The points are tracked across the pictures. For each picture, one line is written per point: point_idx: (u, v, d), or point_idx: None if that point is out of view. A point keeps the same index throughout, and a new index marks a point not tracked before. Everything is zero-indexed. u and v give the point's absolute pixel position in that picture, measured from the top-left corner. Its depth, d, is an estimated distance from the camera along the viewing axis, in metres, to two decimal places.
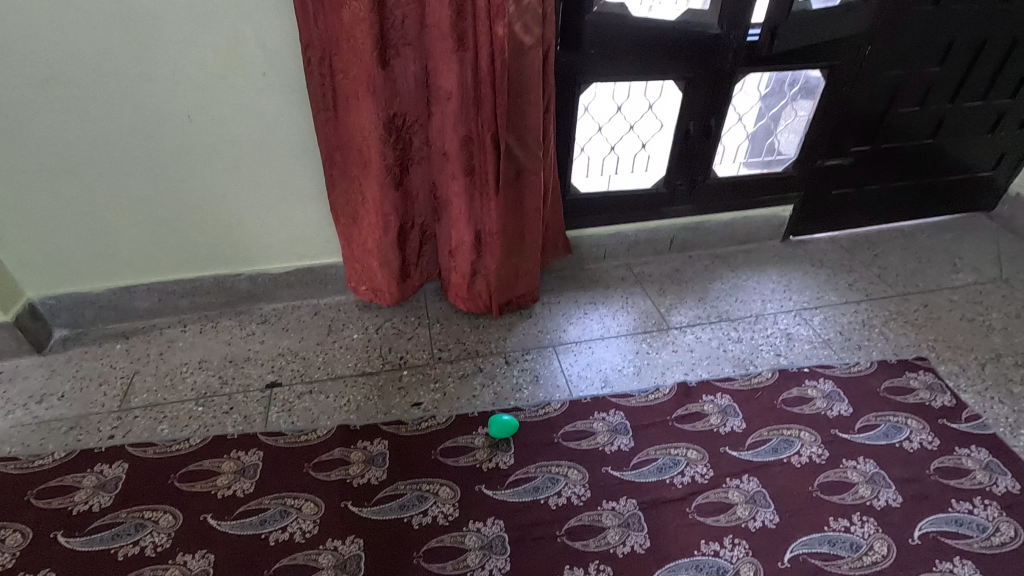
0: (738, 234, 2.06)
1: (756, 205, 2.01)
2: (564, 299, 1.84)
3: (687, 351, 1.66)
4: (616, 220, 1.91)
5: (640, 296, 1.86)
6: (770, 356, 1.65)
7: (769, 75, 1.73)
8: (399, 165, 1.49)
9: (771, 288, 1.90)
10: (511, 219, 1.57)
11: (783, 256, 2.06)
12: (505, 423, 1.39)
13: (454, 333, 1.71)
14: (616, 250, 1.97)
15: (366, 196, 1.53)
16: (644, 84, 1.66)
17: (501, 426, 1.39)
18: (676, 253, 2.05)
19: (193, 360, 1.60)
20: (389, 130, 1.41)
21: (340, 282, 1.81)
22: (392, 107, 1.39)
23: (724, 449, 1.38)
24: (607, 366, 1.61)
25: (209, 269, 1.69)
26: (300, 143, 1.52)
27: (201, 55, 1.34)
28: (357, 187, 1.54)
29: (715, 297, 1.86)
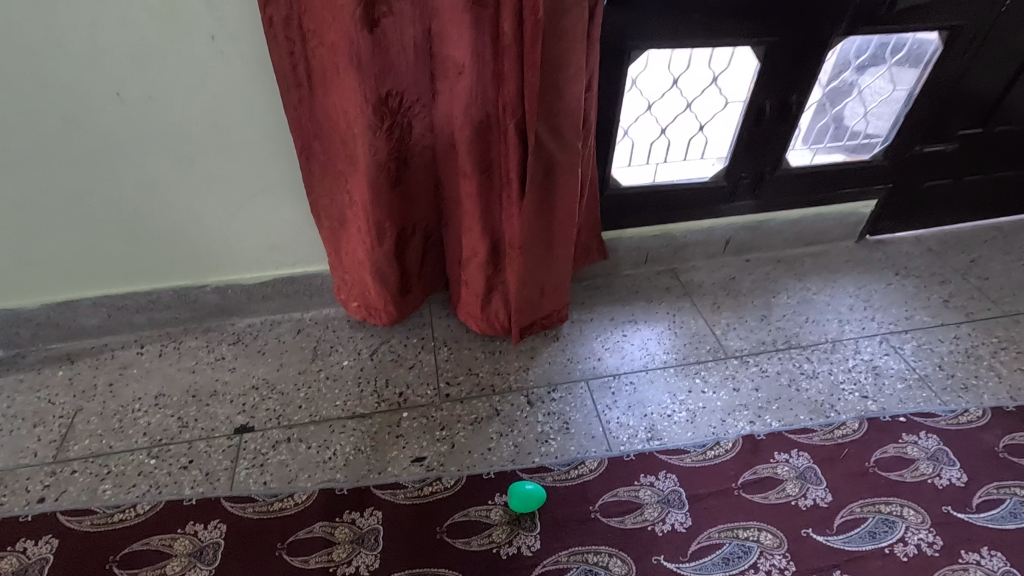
0: (807, 233, 1.71)
1: (832, 200, 1.65)
2: (597, 317, 1.52)
3: (751, 390, 1.35)
4: (662, 219, 1.57)
5: (689, 314, 1.54)
6: (855, 400, 1.33)
7: (869, 38, 1.36)
8: (396, 161, 1.15)
9: (849, 305, 1.57)
10: (538, 228, 1.24)
11: (861, 260, 1.71)
12: (530, 492, 1.11)
13: (465, 361, 1.40)
14: (660, 253, 1.64)
15: (354, 197, 1.21)
16: (711, 50, 1.29)
17: (525, 496, 1.10)
18: (730, 256, 1.70)
19: (149, 395, 1.32)
20: (382, 115, 1.07)
21: (328, 293, 1.50)
22: (384, 85, 1.04)
23: (806, 533, 1.09)
24: (653, 410, 1.30)
25: (166, 280, 1.38)
26: (269, 129, 1.18)
27: (126, 12, 0.99)
28: (343, 185, 1.21)
29: (780, 316, 1.53)
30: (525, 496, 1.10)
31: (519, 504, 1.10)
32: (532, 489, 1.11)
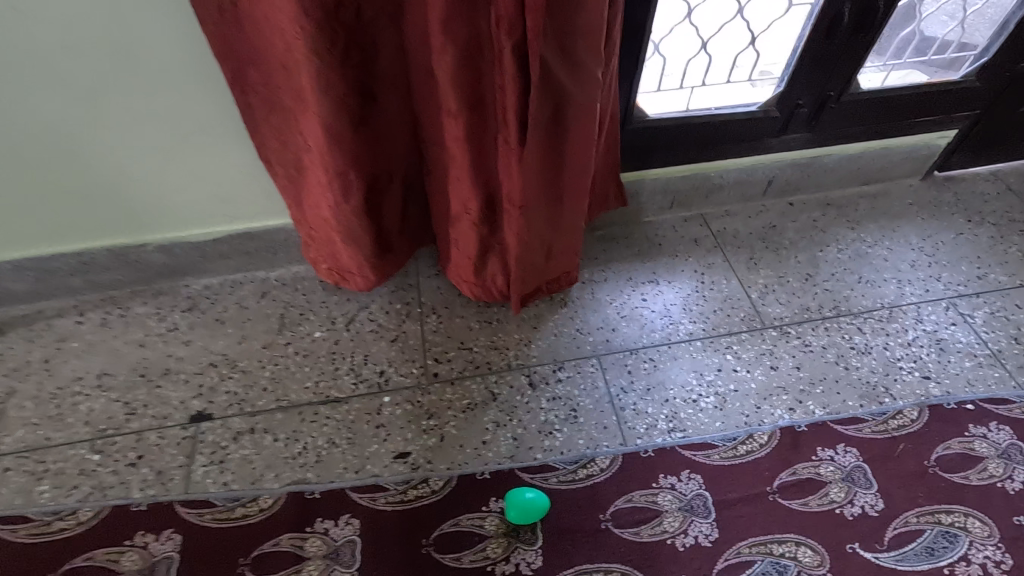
0: (865, 171, 1.43)
1: (902, 131, 1.35)
2: (612, 277, 1.30)
3: (792, 370, 1.15)
4: (694, 157, 1.29)
5: (721, 273, 1.30)
6: (914, 381, 1.13)
7: None
8: (358, 94, 0.87)
9: (910, 262, 1.32)
10: (544, 180, 0.98)
11: (926, 204, 1.44)
12: (531, 501, 0.95)
13: (456, 333, 1.21)
14: (688, 197, 1.37)
15: (307, 141, 0.94)
16: None
17: (526, 508, 0.94)
18: (770, 199, 1.44)
19: (90, 374, 1.14)
20: (332, 33, 0.78)
21: (295, 250, 1.27)
22: None
23: (852, 549, 0.94)
24: (676, 394, 1.11)
25: (98, 239, 1.16)
26: (189, 49, 0.91)
27: None
28: (293, 125, 0.94)
29: (828, 275, 1.30)
30: (525, 507, 0.94)
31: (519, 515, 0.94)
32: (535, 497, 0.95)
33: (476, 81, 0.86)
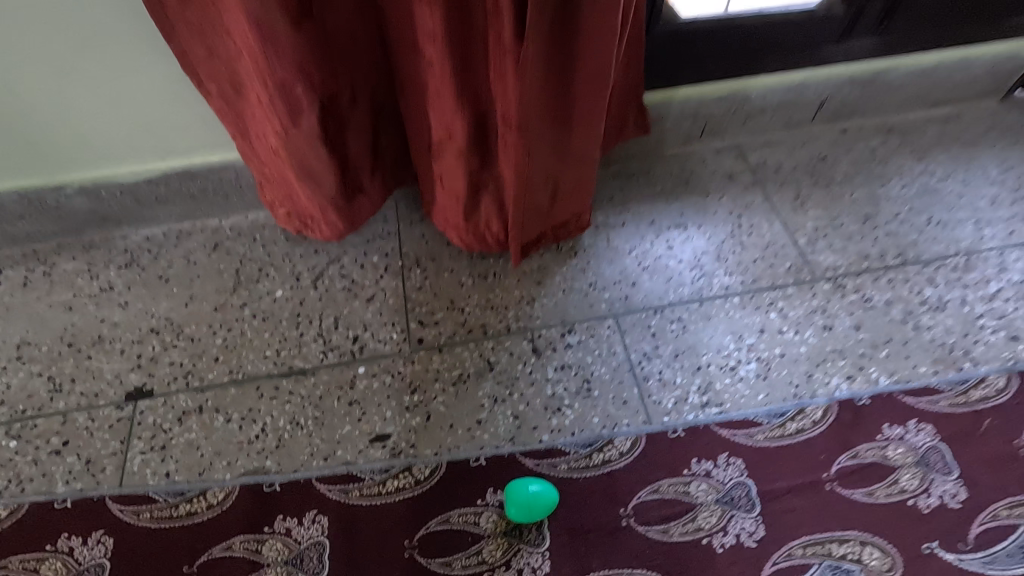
0: (936, 90, 1.18)
1: (989, 36, 1.10)
2: (631, 222, 1.08)
3: (850, 331, 0.95)
4: (733, 72, 1.05)
5: (762, 215, 1.09)
6: (999, 343, 0.93)
7: None
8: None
9: (990, 199, 1.10)
10: (548, 92, 0.75)
11: (1007, 129, 1.20)
12: (536, 495, 0.78)
13: (445, 290, 1.01)
14: (722, 123, 1.14)
15: (238, 44, 0.72)
16: None
17: (531, 504, 0.77)
18: (820, 126, 1.20)
19: (9, 344, 0.96)
20: None
21: (250, 192, 1.06)
22: None
23: (929, 549, 0.77)
24: (710, 361, 0.92)
25: (5, 180, 0.95)
26: None
27: None
28: (219, 21, 0.72)
29: (890, 217, 1.08)
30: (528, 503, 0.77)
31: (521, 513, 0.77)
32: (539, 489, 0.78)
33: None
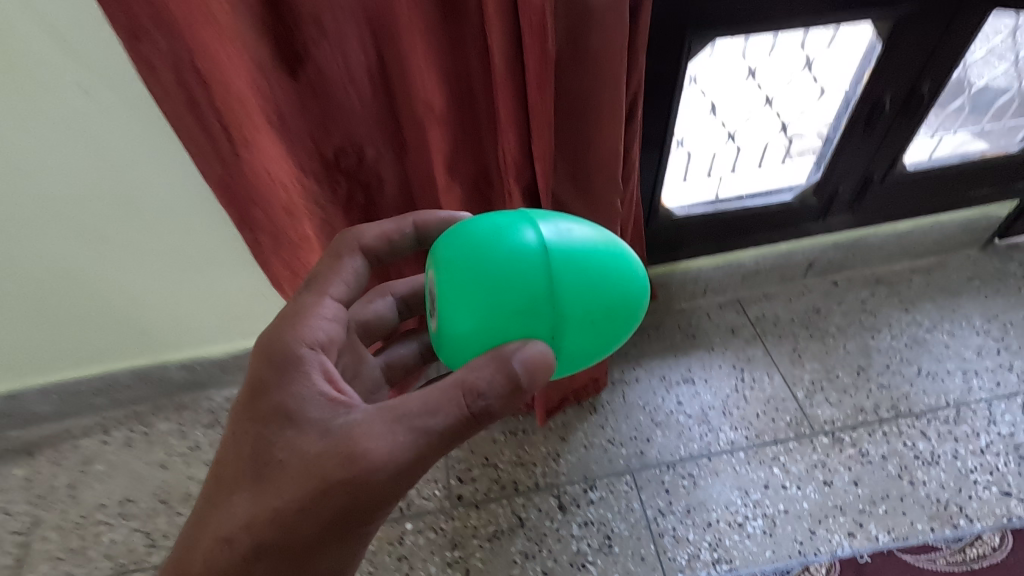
0: (916, 246, 1.32)
1: (960, 204, 1.24)
2: (644, 376, 1.21)
3: (848, 486, 1.04)
4: (729, 244, 1.20)
5: (764, 367, 1.21)
6: (991, 499, 1.01)
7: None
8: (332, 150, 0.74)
9: (975, 348, 1.20)
10: None
11: (989, 277, 1.32)
12: (563, 267, 0.52)
13: (480, 447, 1.14)
14: (723, 282, 1.29)
15: (259, 142, 0.71)
16: (833, 31, 0.89)
17: (547, 264, 0.52)
18: (813, 278, 1.34)
19: (114, 500, 1.13)
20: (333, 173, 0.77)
21: None
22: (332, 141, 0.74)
23: None
24: (719, 517, 1.02)
25: (121, 361, 1.15)
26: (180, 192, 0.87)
27: None
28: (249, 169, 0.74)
29: (882, 369, 1.19)
30: (524, 242, 0.52)
31: (478, 261, 0.51)
32: (548, 217, 0.56)
33: (481, 195, 0.85)
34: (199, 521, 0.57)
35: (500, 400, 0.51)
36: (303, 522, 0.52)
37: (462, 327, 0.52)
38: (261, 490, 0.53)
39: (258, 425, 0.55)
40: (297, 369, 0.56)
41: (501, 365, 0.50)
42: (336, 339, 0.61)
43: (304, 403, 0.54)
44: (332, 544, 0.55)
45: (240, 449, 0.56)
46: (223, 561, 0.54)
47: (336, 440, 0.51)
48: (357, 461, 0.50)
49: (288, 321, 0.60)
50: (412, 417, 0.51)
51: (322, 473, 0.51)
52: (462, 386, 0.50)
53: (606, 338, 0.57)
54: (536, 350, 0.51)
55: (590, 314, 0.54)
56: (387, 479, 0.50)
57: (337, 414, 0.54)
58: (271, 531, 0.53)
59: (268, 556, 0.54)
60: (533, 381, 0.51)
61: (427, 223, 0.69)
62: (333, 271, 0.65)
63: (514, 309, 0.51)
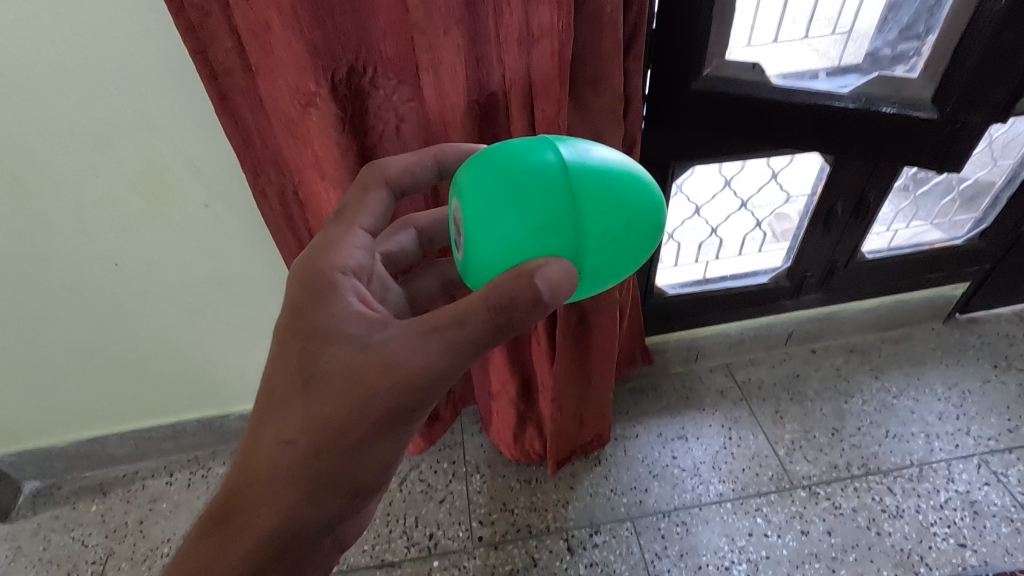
0: (883, 319, 1.50)
1: (917, 285, 1.43)
2: (643, 432, 1.38)
3: (823, 535, 1.18)
4: (717, 317, 1.39)
5: (749, 427, 1.37)
6: (949, 549, 1.15)
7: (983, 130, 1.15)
8: None
9: (937, 413, 1.36)
10: (574, 371, 1.09)
11: (949, 348, 1.49)
12: (582, 186, 0.54)
13: (498, 493, 1.29)
14: (713, 349, 1.47)
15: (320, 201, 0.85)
16: (788, 157, 1.12)
17: (565, 182, 0.53)
18: (793, 346, 1.52)
19: (177, 536, 1.29)
20: None
21: None
22: None
23: None
24: (708, 561, 1.17)
25: (190, 412, 1.32)
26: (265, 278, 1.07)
27: (107, 194, 0.89)
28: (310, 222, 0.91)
29: (854, 430, 1.35)
30: (548, 162, 0.54)
31: (499, 187, 0.55)
32: (571, 142, 0.58)
33: None
34: (255, 435, 0.61)
35: (526, 316, 0.53)
36: (360, 418, 0.57)
37: (487, 246, 0.55)
38: (312, 398, 0.58)
39: (305, 340, 0.59)
40: (337, 292, 0.61)
41: (525, 281, 0.51)
42: (364, 267, 0.66)
43: (347, 319, 0.59)
44: (382, 442, 0.60)
45: (288, 365, 0.60)
46: (284, 461, 0.59)
47: (383, 350, 0.56)
48: (406, 366, 0.55)
49: (330, 248, 0.65)
50: (448, 331, 0.55)
51: (373, 377, 0.56)
52: (488, 300, 0.53)
53: (623, 265, 0.59)
54: (555, 268, 0.52)
55: (612, 234, 0.55)
56: (436, 375, 0.56)
57: (378, 327, 0.58)
58: (329, 432, 0.58)
59: (322, 454, 0.59)
60: (555, 298, 0.53)
61: (448, 161, 0.71)
62: (362, 203, 0.69)
63: (536, 228, 0.54)
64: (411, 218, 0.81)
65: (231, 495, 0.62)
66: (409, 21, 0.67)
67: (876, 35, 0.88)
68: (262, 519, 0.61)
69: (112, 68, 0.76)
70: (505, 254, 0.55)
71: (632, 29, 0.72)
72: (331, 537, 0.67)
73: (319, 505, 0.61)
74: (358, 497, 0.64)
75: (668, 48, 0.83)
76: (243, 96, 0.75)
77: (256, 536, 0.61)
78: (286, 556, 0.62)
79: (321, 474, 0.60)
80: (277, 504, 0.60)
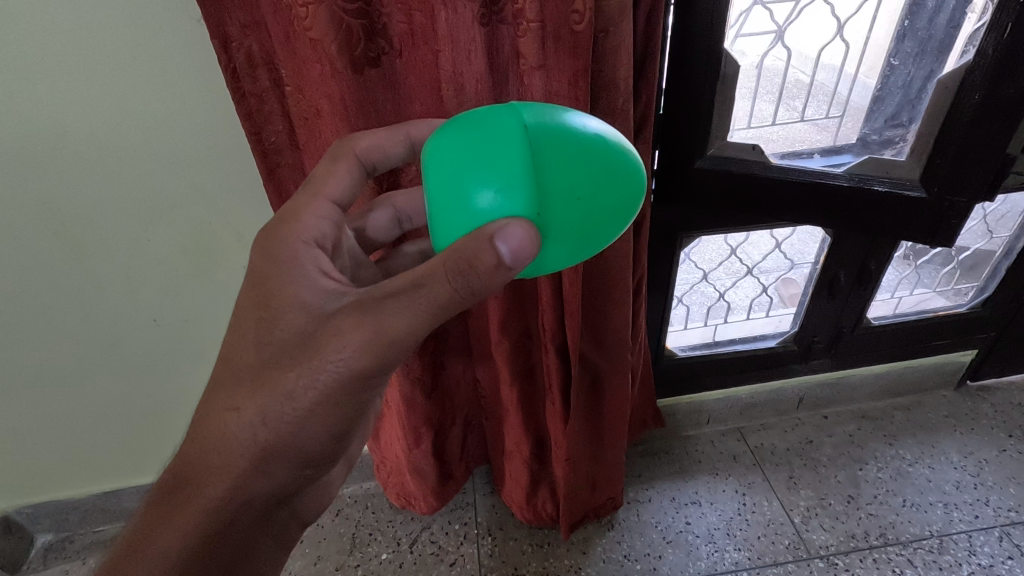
0: (894, 386, 1.52)
1: (925, 352, 1.45)
2: (656, 496, 1.37)
3: None
4: (727, 380, 1.42)
5: (763, 493, 1.36)
6: None
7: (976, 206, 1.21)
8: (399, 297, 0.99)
9: (954, 482, 1.35)
10: (585, 429, 1.11)
11: (963, 416, 1.49)
12: (544, 145, 0.53)
13: (509, 558, 1.28)
14: (724, 413, 1.48)
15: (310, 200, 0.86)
16: (791, 229, 1.19)
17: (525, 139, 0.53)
18: (805, 412, 1.53)
19: None
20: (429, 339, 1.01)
21: (369, 469, 1.42)
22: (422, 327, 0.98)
23: None
24: None
25: None
26: None
27: (158, 255, 0.96)
28: None
29: (870, 498, 1.33)
30: (511, 124, 0.53)
31: (460, 152, 0.55)
32: (537, 105, 0.57)
33: (524, 349, 1.05)
34: (208, 401, 0.65)
35: (485, 280, 0.52)
36: (304, 390, 0.60)
37: (448, 210, 0.55)
38: (264, 386, 0.61)
39: (262, 310, 0.61)
40: (298, 263, 0.62)
41: (484, 246, 0.50)
42: (330, 238, 0.66)
43: (305, 290, 0.60)
44: (329, 415, 0.63)
45: (242, 339, 0.62)
46: (240, 431, 0.62)
47: (334, 320, 0.58)
48: (354, 338, 0.57)
49: (293, 216, 0.65)
50: (400, 299, 0.55)
51: (321, 348, 0.58)
52: (446, 265, 0.53)
53: (595, 230, 0.58)
54: (519, 225, 0.51)
55: (578, 195, 0.55)
56: (388, 348, 0.57)
57: (334, 297, 0.60)
58: (275, 401, 0.61)
59: (268, 418, 0.62)
60: (517, 261, 0.51)
61: (422, 137, 0.70)
62: (331, 175, 0.68)
63: (494, 188, 0.52)
64: (389, 196, 0.78)
65: (183, 464, 0.65)
66: (443, 110, 0.76)
67: (865, 124, 0.97)
68: (212, 486, 0.64)
69: (175, 147, 0.85)
70: (466, 216, 0.54)
71: (642, 116, 0.80)
72: (286, 511, 0.73)
73: (269, 473, 0.65)
74: (308, 469, 0.68)
75: (674, 133, 0.91)
76: (290, 170, 0.83)
77: (206, 505, 0.63)
78: (235, 525, 0.66)
79: (266, 444, 0.63)
80: (227, 472, 0.63)
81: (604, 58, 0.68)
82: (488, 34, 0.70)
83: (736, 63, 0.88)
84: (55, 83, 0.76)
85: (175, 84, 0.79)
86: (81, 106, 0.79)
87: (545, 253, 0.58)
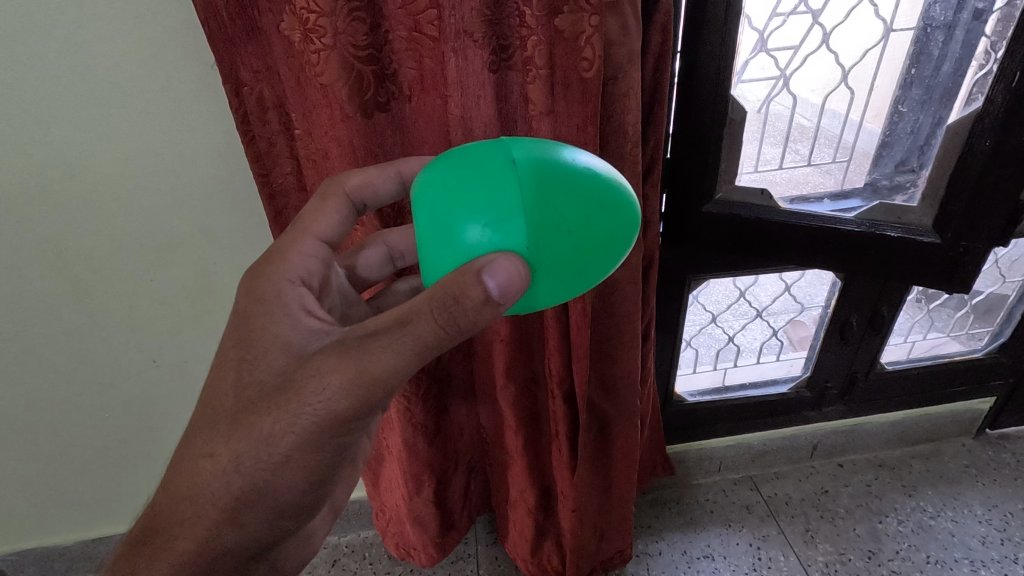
0: (912, 434, 1.47)
1: (942, 399, 1.42)
2: (667, 550, 1.31)
3: None
4: (739, 427, 1.38)
5: (780, 547, 1.30)
6: None
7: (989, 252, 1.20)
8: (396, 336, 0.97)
9: (980, 537, 1.29)
10: (593, 478, 1.07)
11: (985, 465, 1.44)
12: (535, 178, 0.52)
13: None
14: (736, 461, 1.43)
15: None
16: (801, 271, 1.17)
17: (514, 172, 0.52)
18: (819, 460, 1.48)
19: None
20: (431, 382, 0.99)
21: (367, 516, 1.36)
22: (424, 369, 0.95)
23: None
24: None
25: None
26: None
27: (161, 294, 0.95)
28: None
29: (892, 553, 1.27)
30: (501, 159, 0.53)
31: (448, 186, 0.54)
32: (531, 140, 0.56)
33: (530, 394, 1.03)
34: (185, 445, 0.62)
35: (472, 317, 0.51)
36: (283, 435, 0.57)
37: (436, 243, 0.54)
38: (252, 433, 0.58)
39: (244, 350, 0.60)
40: (283, 301, 0.61)
41: (471, 281, 0.49)
42: (316, 276, 0.66)
43: (287, 329, 0.59)
44: (311, 461, 0.60)
45: (233, 379, 0.60)
46: (233, 483, 0.59)
47: (313, 360, 0.56)
48: (344, 379, 0.54)
49: (281, 255, 0.65)
50: (382, 338, 0.54)
51: (313, 389, 0.55)
52: (432, 301, 0.51)
53: (589, 265, 0.56)
54: (507, 260, 0.49)
55: (569, 228, 0.53)
56: (382, 389, 0.55)
57: (317, 337, 0.59)
58: (266, 448, 0.58)
59: (264, 474, 0.59)
60: (505, 297, 0.50)
61: (414, 175, 0.70)
62: (319, 214, 0.67)
63: (482, 221, 0.52)
64: (384, 233, 0.77)
65: (156, 513, 0.62)
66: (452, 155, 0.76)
67: (874, 168, 0.96)
68: (186, 537, 0.60)
69: (184, 187, 0.85)
70: (454, 250, 0.53)
71: (650, 160, 0.79)
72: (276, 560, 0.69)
73: (243, 523, 0.61)
74: (296, 517, 0.64)
75: (680, 177, 0.91)
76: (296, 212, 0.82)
77: (176, 559, 0.60)
78: None
79: (260, 490, 0.60)
80: (203, 521, 0.60)
81: (613, 103, 0.69)
82: (497, 80, 0.70)
83: (742, 109, 0.89)
84: (67, 124, 0.77)
85: (187, 124, 0.80)
86: (93, 147, 0.79)
87: (537, 290, 0.55)
